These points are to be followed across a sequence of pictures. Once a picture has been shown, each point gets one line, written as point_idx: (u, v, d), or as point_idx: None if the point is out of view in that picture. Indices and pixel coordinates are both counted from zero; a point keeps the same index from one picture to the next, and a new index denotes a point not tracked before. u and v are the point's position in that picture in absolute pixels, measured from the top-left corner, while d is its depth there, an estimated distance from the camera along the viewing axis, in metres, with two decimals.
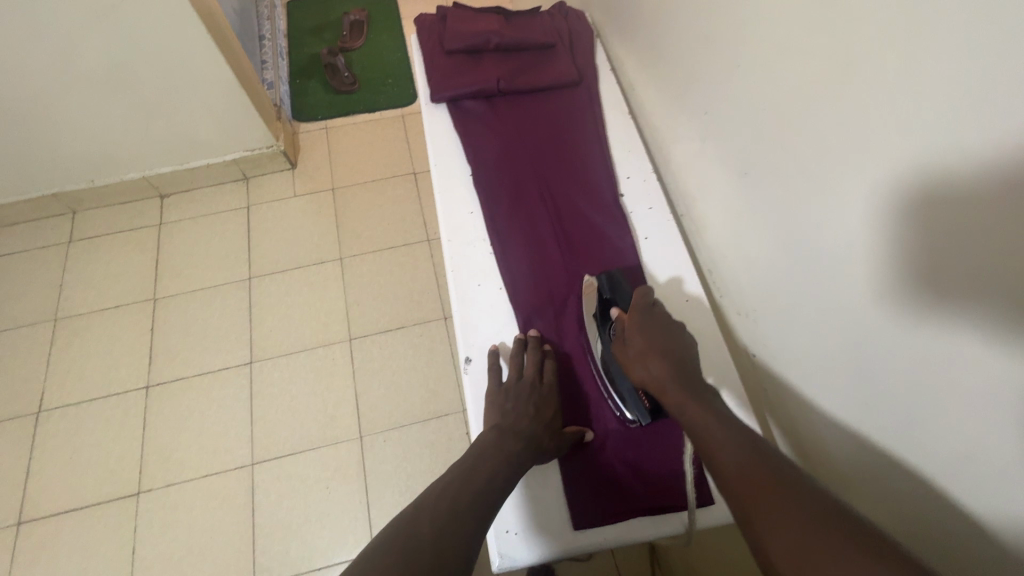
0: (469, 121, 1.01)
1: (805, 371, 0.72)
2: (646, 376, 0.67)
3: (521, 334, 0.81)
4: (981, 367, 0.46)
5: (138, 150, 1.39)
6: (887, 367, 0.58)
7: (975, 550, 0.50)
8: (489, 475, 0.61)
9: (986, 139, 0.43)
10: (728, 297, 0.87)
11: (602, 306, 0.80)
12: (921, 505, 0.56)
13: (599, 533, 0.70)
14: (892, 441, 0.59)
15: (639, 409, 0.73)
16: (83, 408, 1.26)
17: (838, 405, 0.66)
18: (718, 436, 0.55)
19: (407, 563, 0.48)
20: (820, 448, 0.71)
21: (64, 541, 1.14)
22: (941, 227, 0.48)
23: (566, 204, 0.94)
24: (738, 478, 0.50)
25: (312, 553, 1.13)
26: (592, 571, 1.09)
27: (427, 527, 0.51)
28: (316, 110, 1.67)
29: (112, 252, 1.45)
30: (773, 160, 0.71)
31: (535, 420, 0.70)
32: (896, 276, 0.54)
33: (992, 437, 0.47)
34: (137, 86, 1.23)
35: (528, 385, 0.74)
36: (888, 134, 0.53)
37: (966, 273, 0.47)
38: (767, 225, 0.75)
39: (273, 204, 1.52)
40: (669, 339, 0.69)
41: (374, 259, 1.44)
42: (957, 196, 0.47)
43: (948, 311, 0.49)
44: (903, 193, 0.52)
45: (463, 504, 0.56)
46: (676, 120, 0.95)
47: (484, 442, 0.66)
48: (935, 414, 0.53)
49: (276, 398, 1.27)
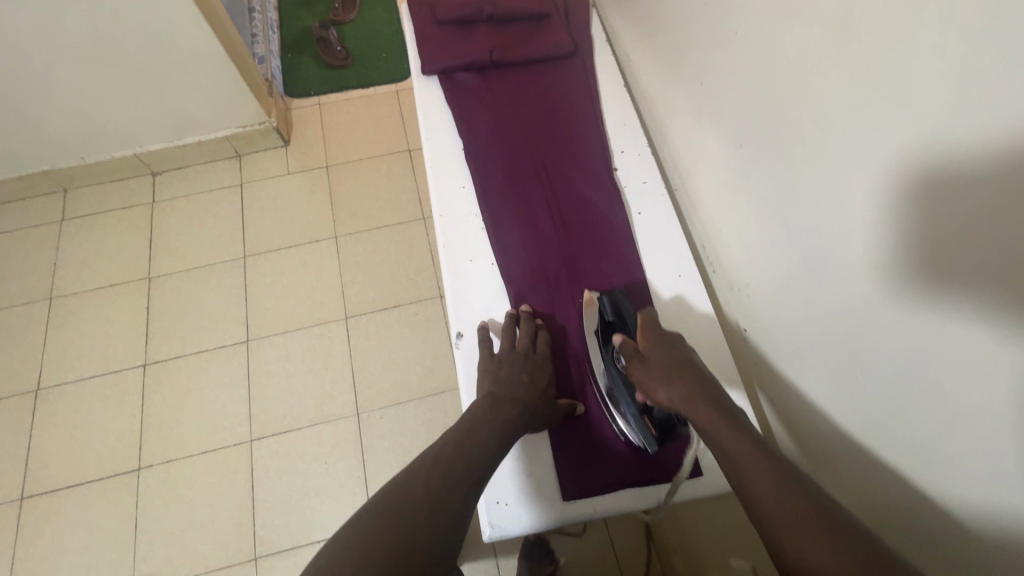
0: (461, 93, 0.97)
1: (793, 354, 0.71)
2: (673, 399, 0.62)
3: (513, 309, 0.80)
4: (977, 365, 0.45)
5: (128, 127, 1.37)
6: (881, 354, 0.56)
7: (948, 540, 0.50)
8: (486, 441, 0.60)
9: (993, 110, 0.41)
10: (720, 272, 0.85)
11: (604, 330, 0.75)
12: (896, 495, 0.56)
13: (588, 503, 0.70)
14: (877, 428, 0.58)
15: (647, 437, 0.68)
16: (81, 385, 1.28)
17: (825, 390, 0.65)
18: (757, 472, 0.52)
19: (403, 522, 0.48)
20: (806, 433, 0.70)
21: (67, 515, 1.16)
22: (950, 213, 0.45)
23: (560, 179, 0.91)
24: (779, 515, 0.48)
25: (312, 527, 1.15)
26: (587, 545, 1.10)
27: (423, 490, 0.51)
28: (308, 85, 1.64)
29: (106, 230, 1.44)
30: (772, 132, 0.68)
31: (528, 389, 0.69)
32: (893, 256, 0.52)
33: (984, 436, 0.45)
34: (126, 62, 1.20)
35: (521, 356, 0.73)
36: (900, 108, 0.49)
37: (972, 268, 0.44)
38: (767, 205, 0.72)
39: (267, 181, 1.51)
40: (691, 361, 0.65)
41: (369, 237, 1.43)
42: (958, 173, 0.44)
43: (945, 299, 0.47)
44: (909, 176, 0.49)
45: (460, 473, 0.55)
46: (672, 93, 0.91)
47: (478, 407, 0.64)
48: (925, 407, 0.51)
49: (273, 377, 1.28)
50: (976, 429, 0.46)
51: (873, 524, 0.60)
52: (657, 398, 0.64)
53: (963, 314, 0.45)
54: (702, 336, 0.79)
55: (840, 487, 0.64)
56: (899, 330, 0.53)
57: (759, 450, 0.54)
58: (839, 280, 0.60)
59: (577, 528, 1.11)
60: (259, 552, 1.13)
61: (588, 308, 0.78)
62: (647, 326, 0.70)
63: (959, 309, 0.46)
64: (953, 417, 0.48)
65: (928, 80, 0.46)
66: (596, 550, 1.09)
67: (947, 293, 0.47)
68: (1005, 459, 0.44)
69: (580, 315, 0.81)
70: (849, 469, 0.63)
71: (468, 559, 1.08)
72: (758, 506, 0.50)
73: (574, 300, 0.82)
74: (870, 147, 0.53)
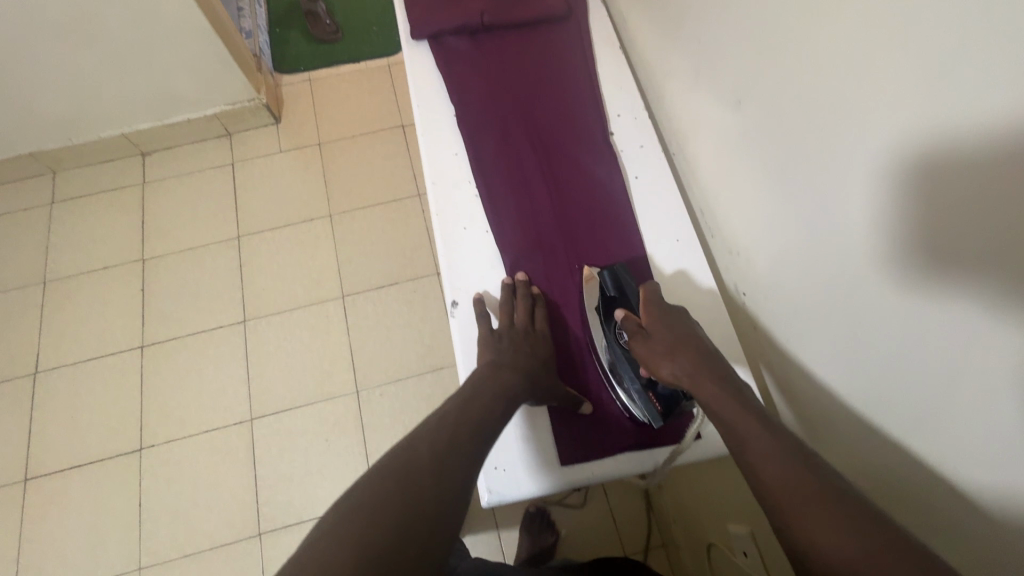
0: (451, 58, 0.94)
1: (788, 318, 0.71)
2: (676, 373, 0.61)
3: (508, 279, 0.78)
4: (969, 332, 0.44)
5: (114, 106, 1.34)
6: (876, 318, 0.55)
7: (932, 500, 0.51)
8: (486, 409, 0.59)
9: (999, 59, 0.39)
10: (718, 237, 0.84)
11: (606, 306, 0.73)
12: (884, 457, 0.57)
13: (587, 468, 0.71)
14: (868, 391, 0.58)
15: (652, 413, 0.67)
16: (79, 368, 1.27)
17: (819, 354, 0.65)
18: (761, 445, 0.51)
19: (407, 482, 0.48)
20: (801, 399, 0.70)
21: (71, 495, 1.17)
22: (955, 168, 0.44)
23: (556, 145, 0.90)
24: (780, 486, 0.47)
25: (315, 503, 1.16)
26: (587, 516, 1.11)
27: (426, 453, 0.51)
28: (298, 61, 1.60)
29: (97, 213, 1.43)
30: (772, 91, 0.66)
31: (527, 359, 0.69)
32: (890, 218, 0.51)
33: (973, 402, 0.45)
34: (108, 38, 1.17)
35: (520, 331, 0.72)
36: (906, 59, 0.48)
37: (973, 228, 0.43)
38: (765, 167, 0.70)
39: (258, 160, 1.48)
40: (694, 335, 0.64)
41: (364, 216, 1.41)
42: (959, 130, 0.43)
43: (939, 262, 0.46)
44: (911, 131, 0.48)
45: (461, 439, 0.54)
46: (670, 55, 0.89)
47: (478, 377, 0.64)
48: (917, 372, 0.51)
49: (272, 356, 1.27)
50: (973, 392, 0.45)
51: (860, 485, 0.61)
52: (661, 373, 0.63)
53: (962, 272, 0.44)
54: (700, 304, 0.79)
55: (838, 453, 0.64)
56: (897, 291, 0.52)
57: (761, 423, 0.53)
58: (835, 237, 0.60)
59: (579, 499, 1.12)
60: (263, 528, 1.14)
61: (589, 284, 0.77)
62: (647, 300, 0.69)
63: (954, 272, 0.45)
64: (950, 380, 0.48)
65: (934, 27, 0.44)
66: (596, 521, 1.10)
67: (947, 252, 0.46)
68: (993, 425, 0.44)
69: (577, 283, 0.80)
70: (845, 435, 0.63)
71: (470, 532, 1.09)
72: (760, 482, 0.49)
73: (570, 268, 0.81)
74: (874, 101, 0.52)
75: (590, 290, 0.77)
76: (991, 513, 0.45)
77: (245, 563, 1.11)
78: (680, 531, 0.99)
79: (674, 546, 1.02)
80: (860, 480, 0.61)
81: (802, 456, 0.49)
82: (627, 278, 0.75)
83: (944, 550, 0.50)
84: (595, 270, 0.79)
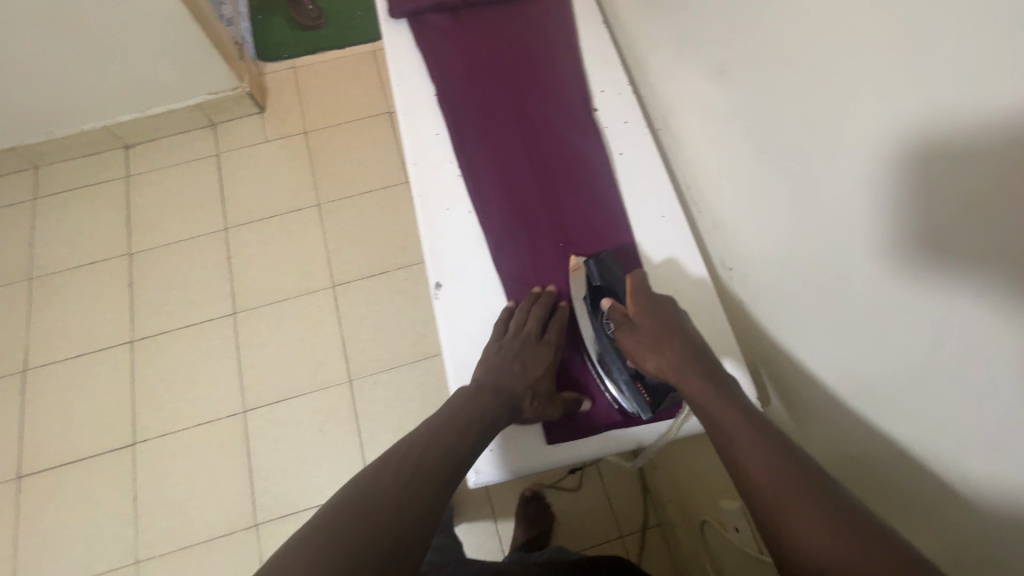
0: (432, 38, 0.92)
1: (772, 299, 0.70)
2: (662, 366, 0.62)
3: (538, 287, 0.77)
4: (959, 317, 0.44)
5: (95, 97, 1.31)
6: (866, 299, 0.54)
7: (912, 484, 0.51)
8: (460, 429, 0.59)
9: (1004, 21, 0.38)
10: (705, 213, 0.83)
11: (592, 295, 0.73)
12: (865, 439, 0.57)
13: (574, 447, 0.70)
14: (852, 373, 0.57)
15: (640, 404, 0.67)
16: (69, 364, 1.26)
17: (803, 333, 0.65)
18: (744, 441, 0.50)
19: (368, 513, 0.47)
20: (785, 377, 0.70)
21: (66, 491, 1.16)
22: (951, 128, 0.43)
23: (539, 125, 0.88)
24: (766, 482, 0.47)
25: (311, 492, 1.15)
26: (583, 499, 1.11)
27: (390, 480, 0.50)
28: (281, 48, 1.57)
29: (81, 207, 1.41)
30: (765, 64, 0.65)
31: (520, 379, 0.67)
32: (884, 194, 0.50)
33: (961, 389, 0.45)
34: (84, 26, 1.14)
35: (525, 342, 0.70)
36: (901, 21, 0.46)
37: (964, 187, 0.42)
38: (755, 144, 0.69)
39: (243, 150, 1.46)
40: (682, 329, 0.65)
41: (353, 204, 1.40)
42: (960, 97, 0.42)
43: (936, 238, 0.45)
44: (910, 97, 0.46)
45: (428, 468, 0.53)
46: (657, 30, 0.87)
47: (463, 395, 0.63)
48: (905, 358, 0.50)
49: (263, 348, 1.27)
50: (957, 358, 0.45)
51: (841, 466, 0.61)
52: (647, 366, 0.63)
53: (955, 251, 0.43)
54: (687, 284, 0.77)
55: (824, 430, 0.63)
56: (886, 259, 0.51)
57: (746, 420, 0.52)
58: (824, 208, 0.59)
59: (573, 483, 1.12)
60: (259, 518, 1.14)
61: (575, 274, 0.76)
62: (634, 288, 0.69)
63: (948, 249, 0.44)
64: (933, 348, 0.47)
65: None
66: (592, 504, 1.11)
67: (936, 216, 0.45)
68: (977, 410, 0.44)
69: (561, 261, 0.80)
70: (831, 411, 0.62)
71: (465, 520, 1.09)
72: (747, 476, 0.48)
73: (555, 247, 0.81)
74: (868, 66, 0.51)
75: (576, 280, 0.75)
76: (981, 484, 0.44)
77: (242, 553, 1.11)
78: (674, 511, 0.99)
79: (669, 526, 1.03)
80: (847, 455, 0.60)
81: (786, 448, 0.49)
82: (613, 267, 0.75)
83: (934, 525, 0.49)
84: (582, 258, 0.78)
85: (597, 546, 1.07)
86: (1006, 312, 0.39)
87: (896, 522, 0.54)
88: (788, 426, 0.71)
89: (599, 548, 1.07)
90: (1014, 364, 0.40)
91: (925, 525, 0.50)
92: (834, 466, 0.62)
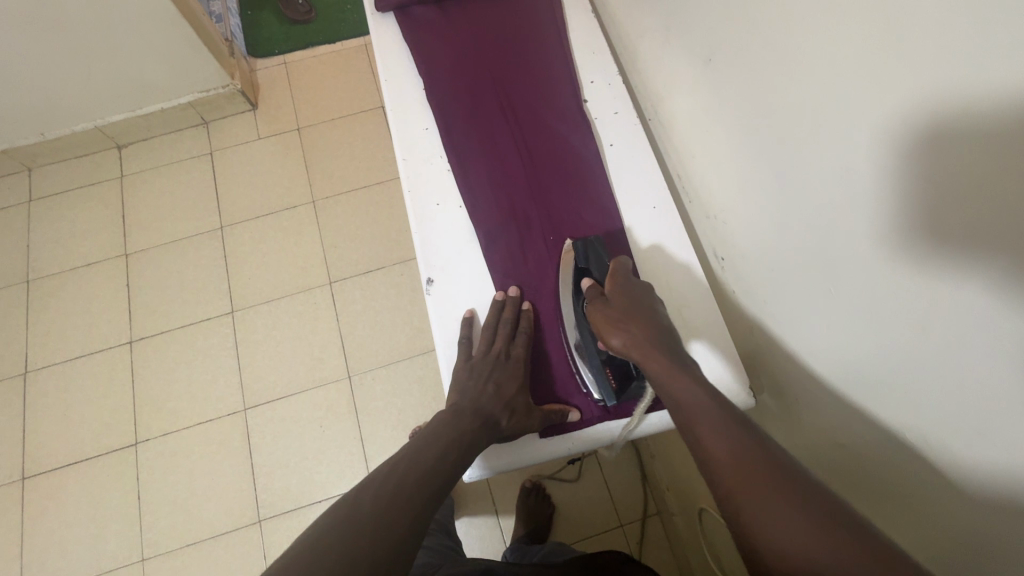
0: (419, 30, 0.92)
1: (766, 291, 0.69)
2: (626, 342, 0.61)
3: (501, 295, 0.76)
4: (963, 310, 0.43)
5: (85, 97, 1.30)
6: (866, 292, 0.53)
7: (906, 480, 0.51)
8: (441, 451, 0.59)
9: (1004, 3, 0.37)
10: (697, 201, 0.82)
11: (577, 276, 0.75)
12: (860, 435, 0.57)
13: (568, 440, 0.71)
14: (853, 369, 0.56)
15: (605, 390, 0.69)
16: (68, 366, 1.27)
17: (798, 326, 0.64)
18: (708, 421, 0.49)
19: (352, 539, 0.46)
20: (778, 369, 0.70)
21: (69, 492, 1.17)
22: (941, 108, 0.43)
23: (529, 116, 0.88)
24: (733, 466, 0.45)
25: (312, 487, 1.16)
26: (582, 488, 1.12)
27: (369, 505, 0.49)
28: (272, 43, 1.56)
29: (77, 208, 1.40)
30: (756, 49, 0.64)
31: (492, 398, 0.67)
32: (880, 182, 0.49)
33: (965, 386, 0.44)
34: (71, 25, 1.13)
35: (495, 359, 0.70)
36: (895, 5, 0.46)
37: (954, 174, 0.42)
38: (747, 132, 0.68)
39: (237, 147, 1.46)
40: (652, 309, 0.64)
41: (348, 200, 1.39)
42: (956, 82, 0.41)
43: (938, 230, 0.44)
44: (904, 82, 0.46)
45: (408, 496, 0.52)
46: (649, 18, 0.87)
47: (437, 421, 0.63)
48: (907, 352, 0.49)
49: (261, 345, 1.27)
50: (945, 338, 0.45)
51: (836, 460, 0.60)
52: (610, 341, 0.63)
53: (954, 243, 0.43)
54: (680, 277, 0.77)
55: (817, 421, 0.63)
56: (878, 242, 0.51)
57: (710, 401, 0.51)
58: (815, 192, 0.58)
59: (572, 474, 1.13)
60: (263, 514, 1.14)
61: (566, 257, 0.77)
62: (616, 271, 0.70)
63: (950, 238, 0.43)
64: (921, 329, 0.47)
65: None
66: (591, 492, 1.12)
67: (928, 198, 0.45)
68: (978, 404, 0.43)
69: (550, 254, 0.80)
70: (823, 401, 0.61)
71: (465, 514, 1.10)
72: (706, 458, 0.47)
73: (545, 240, 0.81)
74: (856, 49, 0.50)
75: (564, 261, 0.77)
76: (970, 465, 0.44)
77: (246, 550, 1.12)
78: (673, 499, 1.00)
79: (668, 514, 1.04)
80: (839, 441, 0.60)
81: (746, 427, 0.48)
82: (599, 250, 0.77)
83: (931, 508, 0.48)
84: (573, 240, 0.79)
85: (598, 535, 1.08)
86: (999, 288, 0.39)
87: (890, 518, 0.53)
88: (781, 416, 0.70)
89: (601, 536, 1.08)
90: (999, 341, 0.40)
91: (920, 522, 0.49)
92: (827, 460, 0.62)
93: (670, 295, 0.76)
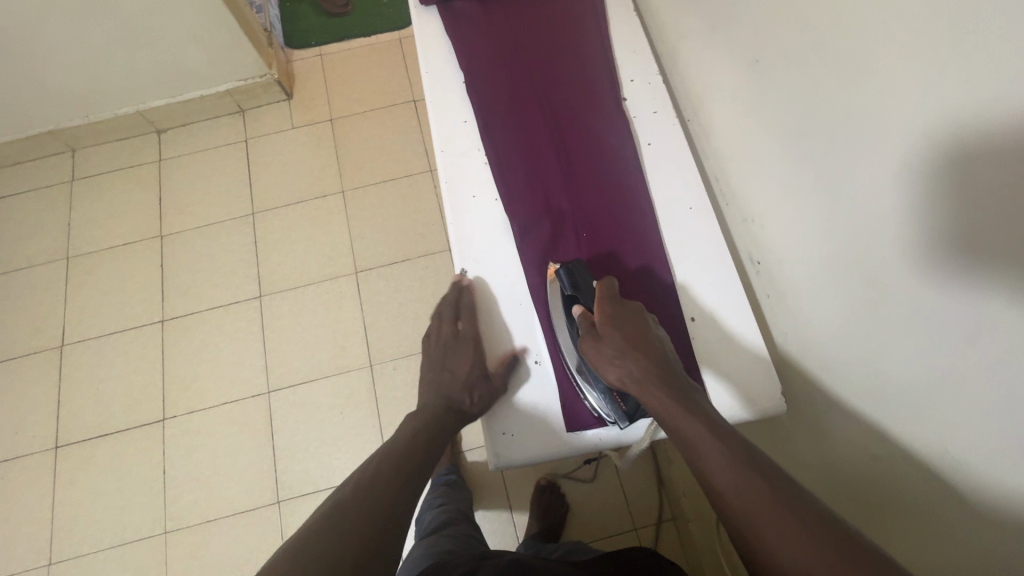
0: (462, 25, 0.92)
1: (801, 297, 0.69)
2: (623, 377, 0.61)
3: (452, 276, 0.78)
4: (991, 331, 0.43)
5: (128, 82, 1.35)
6: (897, 309, 0.53)
7: (927, 496, 0.51)
8: (411, 445, 0.63)
9: None
10: (733, 204, 0.81)
11: (566, 304, 0.73)
12: (881, 449, 0.57)
13: (594, 434, 0.70)
14: (879, 386, 0.56)
15: (617, 411, 0.67)
16: (102, 341, 1.31)
17: (829, 335, 0.64)
18: (712, 456, 0.49)
19: (345, 523, 0.50)
20: (807, 380, 0.69)
21: (98, 463, 1.21)
22: (979, 124, 0.43)
23: (566, 112, 0.88)
24: (738, 499, 0.46)
25: (331, 472, 1.18)
26: (596, 489, 1.12)
27: (347, 493, 0.54)
28: (309, 35, 1.59)
29: (115, 190, 1.45)
30: (801, 52, 0.63)
31: (452, 385, 0.71)
32: (914, 199, 0.49)
33: (989, 407, 0.44)
34: (120, 13, 1.17)
35: (446, 345, 0.75)
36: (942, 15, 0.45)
37: (993, 195, 0.41)
38: (786, 139, 0.67)
39: (271, 135, 1.48)
40: (648, 339, 0.64)
41: (376, 192, 1.41)
42: (998, 95, 0.41)
43: (972, 247, 0.44)
44: (944, 94, 0.45)
45: (384, 488, 0.56)
46: (691, 19, 0.86)
47: (405, 421, 0.68)
48: (936, 373, 0.49)
49: (287, 330, 1.29)
50: (975, 358, 0.45)
51: (857, 474, 0.61)
52: (608, 377, 0.62)
53: (985, 261, 0.43)
54: (712, 283, 0.77)
55: (841, 434, 0.63)
56: (913, 259, 0.50)
57: (710, 432, 0.51)
58: (853, 198, 0.57)
59: (588, 474, 1.13)
60: (282, 495, 1.17)
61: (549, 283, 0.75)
62: (603, 296, 0.68)
63: (983, 256, 0.43)
64: (953, 350, 0.47)
65: None
66: (605, 495, 1.12)
67: (963, 218, 0.44)
68: (1001, 427, 0.43)
69: (579, 249, 0.80)
70: (850, 413, 0.61)
71: (482, 506, 1.11)
72: (715, 490, 0.48)
73: (577, 235, 0.81)
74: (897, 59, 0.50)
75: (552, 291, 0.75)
76: (994, 484, 0.44)
77: (264, 529, 1.15)
78: (689, 506, 1.00)
79: (683, 520, 1.03)
80: (865, 453, 0.59)
81: (748, 452, 0.49)
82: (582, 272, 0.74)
83: (963, 527, 0.47)
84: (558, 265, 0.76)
85: (610, 537, 1.08)
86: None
87: (911, 533, 0.54)
88: (806, 428, 0.70)
89: (612, 538, 1.08)
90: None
91: (940, 538, 0.50)
92: (848, 473, 0.62)
93: (699, 300, 0.76)
